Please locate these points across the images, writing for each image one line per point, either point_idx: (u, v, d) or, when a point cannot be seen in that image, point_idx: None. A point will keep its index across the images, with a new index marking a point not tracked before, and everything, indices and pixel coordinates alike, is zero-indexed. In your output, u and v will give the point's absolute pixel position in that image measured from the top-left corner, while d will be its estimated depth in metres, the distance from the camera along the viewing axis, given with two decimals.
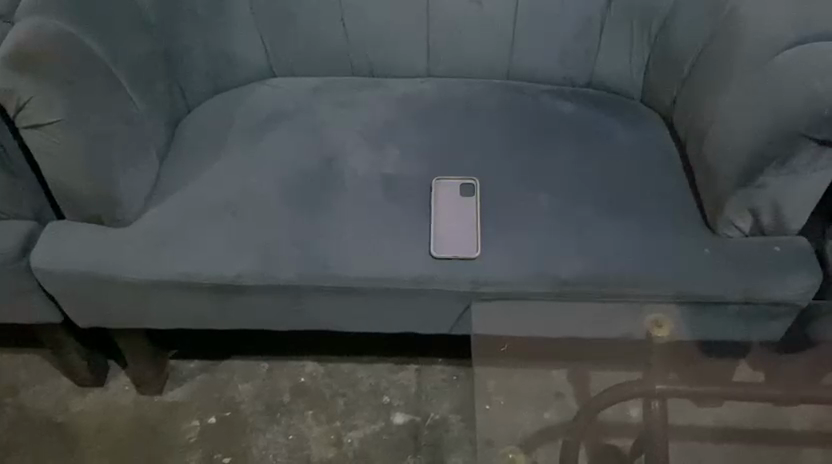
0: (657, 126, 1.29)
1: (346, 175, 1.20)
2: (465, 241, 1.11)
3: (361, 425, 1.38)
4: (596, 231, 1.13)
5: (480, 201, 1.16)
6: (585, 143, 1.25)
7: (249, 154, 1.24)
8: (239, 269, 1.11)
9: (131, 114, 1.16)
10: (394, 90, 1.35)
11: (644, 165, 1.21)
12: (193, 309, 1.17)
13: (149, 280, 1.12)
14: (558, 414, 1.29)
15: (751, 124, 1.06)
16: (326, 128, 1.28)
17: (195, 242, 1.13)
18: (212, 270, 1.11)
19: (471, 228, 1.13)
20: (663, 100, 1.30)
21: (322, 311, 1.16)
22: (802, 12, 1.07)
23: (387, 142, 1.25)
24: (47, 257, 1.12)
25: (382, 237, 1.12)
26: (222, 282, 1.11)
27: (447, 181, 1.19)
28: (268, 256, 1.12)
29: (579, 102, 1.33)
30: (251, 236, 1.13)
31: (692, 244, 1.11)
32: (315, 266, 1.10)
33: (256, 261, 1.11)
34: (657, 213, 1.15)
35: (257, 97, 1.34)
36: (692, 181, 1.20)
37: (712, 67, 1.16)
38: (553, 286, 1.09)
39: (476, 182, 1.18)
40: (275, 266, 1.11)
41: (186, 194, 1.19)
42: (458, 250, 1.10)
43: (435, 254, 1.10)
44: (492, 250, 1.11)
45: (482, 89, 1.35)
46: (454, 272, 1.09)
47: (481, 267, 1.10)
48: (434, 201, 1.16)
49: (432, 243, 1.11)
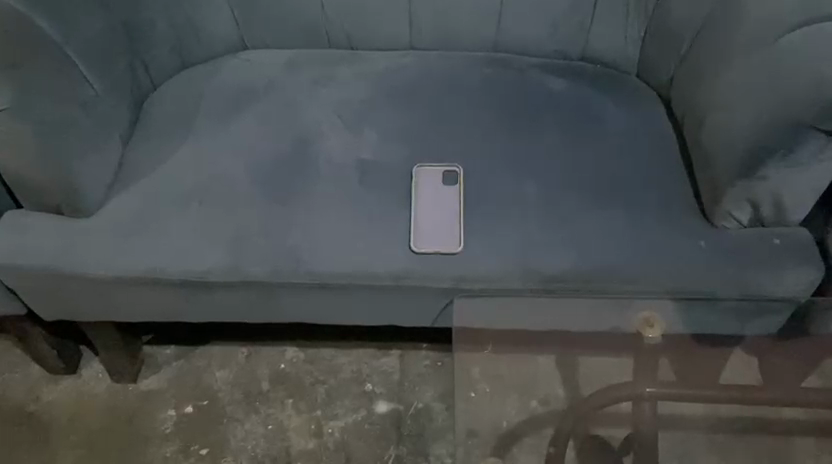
0: (653, 105, 1.21)
1: (321, 160, 1.13)
2: (447, 234, 1.05)
3: (341, 415, 1.34)
4: (585, 222, 1.07)
5: (462, 190, 1.09)
6: (576, 125, 1.18)
7: (219, 138, 1.17)
8: (207, 263, 1.05)
9: (87, 99, 1.08)
10: (373, 66, 1.26)
11: (636, 150, 1.15)
12: (160, 303, 1.11)
13: (110, 274, 1.05)
14: (546, 405, 1.24)
15: (754, 112, 0.99)
16: (300, 108, 1.20)
17: (160, 233, 1.06)
18: (178, 264, 1.05)
19: (453, 220, 1.06)
20: (660, 77, 1.22)
21: (296, 306, 1.10)
22: None
23: (365, 124, 1.17)
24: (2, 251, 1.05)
25: (359, 229, 1.06)
26: (188, 278, 1.05)
27: (428, 167, 1.12)
28: (237, 250, 1.05)
29: (570, 79, 1.25)
30: (219, 227, 1.07)
31: (685, 237, 1.06)
32: (287, 261, 1.04)
33: (224, 255, 1.05)
34: (649, 203, 1.09)
35: (228, 73, 1.26)
36: (688, 168, 1.13)
37: (714, 46, 1.09)
38: (539, 282, 1.03)
39: (460, 169, 1.11)
40: (245, 260, 1.05)
41: (151, 180, 1.12)
42: (439, 244, 1.04)
43: (415, 249, 1.04)
44: (475, 243, 1.05)
45: (466, 63, 1.27)
46: (435, 268, 1.03)
47: (464, 263, 1.04)
48: (414, 189, 1.09)
49: (411, 237, 1.05)
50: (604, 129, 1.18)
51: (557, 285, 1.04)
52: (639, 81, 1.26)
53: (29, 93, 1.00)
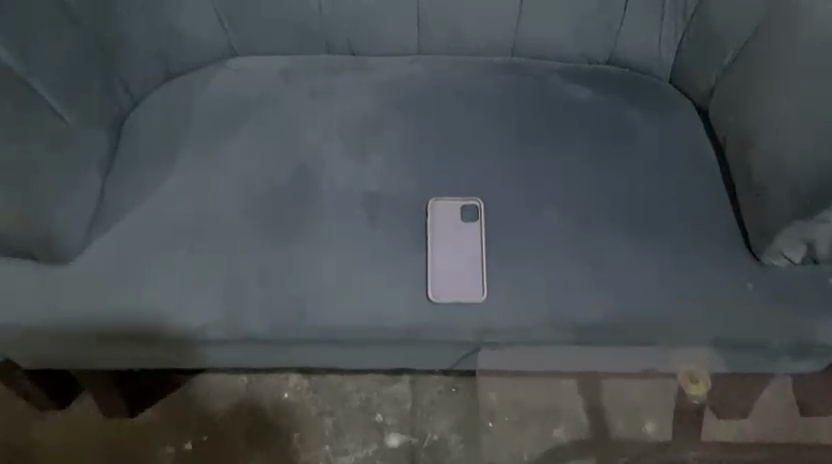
0: (690, 118, 1.09)
1: (324, 191, 1.01)
2: (469, 282, 0.95)
3: (351, 450, 1.26)
4: (620, 263, 0.96)
5: (485, 228, 0.98)
6: (606, 143, 1.06)
7: (207, 166, 1.04)
8: (201, 317, 0.94)
9: (60, 134, 0.97)
10: (377, 75, 1.13)
11: (674, 174, 1.03)
12: (153, 353, 1.01)
13: (94, 330, 0.95)
14: (567, 433, 1.27)
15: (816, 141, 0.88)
16: (299, 129, 1.07)
17: (146, 283, 0.95)
18: (169, 319, 0.94)
19: (476, 264, 0.96)
20: (698, 86, 1.09)
21: (301, 353, 1.01)
22: None
23: (373, 147, 1.05)
24: None
25: (369, 276, 0.94)
26: (182, 332, 0.95)
27: (445, 200, 1.00)
28: (234, 301, 0.95)
29: (597, 87, 1.12)
30: (213, 275, 0.96)
31: (731, 278, 0.95)
32: (288, 314, 0.94)
33: (220, 307, 0.94)
34: (690, 236, 0.98)
35: (215, 86, 1.12)
36: (732, 195, 1.02)
37: (768, 60, 0.97)
38: (570, 331, 0.94)
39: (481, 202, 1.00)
40: (244, 313, 0.94)
41: (134, 218, 1.00)
42: (461, 293, 0.94)
43: (433, 299, 0.94)
44: (499, 290, 0.94)
45: (481, 71, 1.14)
46: (455, 319, 0.93)
47: (487, 313, 0.93)
48: (431, 227, 0.98)
49: (428, 285, 0.94)
50: (639, 147, 1.05)
51: (589, 336, 0.94)
52: (672, 87, 1.14)
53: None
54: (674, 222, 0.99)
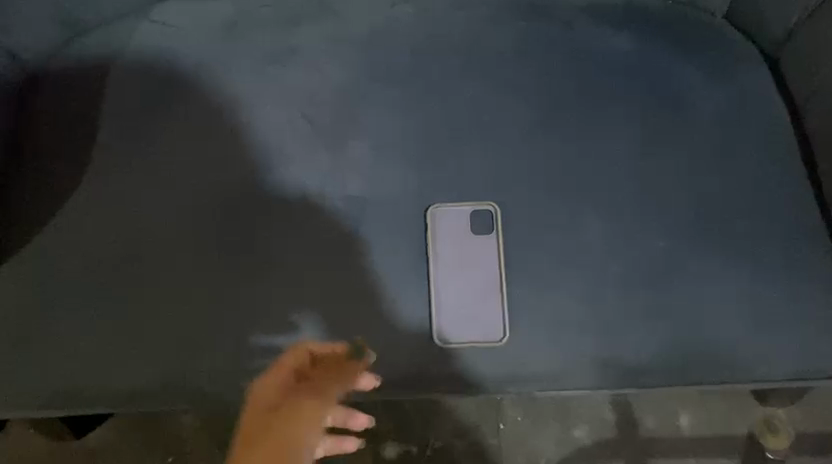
0: (754, 71, 0.85)
1: (294, 199, 0.80)
2: (484, 318, 0.76)
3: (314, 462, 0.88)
4: (676, 281, 0.76)
5: (501, 244, 0.78)
6: (650, 116, 0.83)
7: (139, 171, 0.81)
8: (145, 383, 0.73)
9: None
10: (351, 26, 0.86)
11: (739, 154, 0.81)
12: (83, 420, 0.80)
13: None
14: (591, 434, 0.93)
15: None
16: (253, 110, 0.83)
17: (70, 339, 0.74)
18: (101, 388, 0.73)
19: (492, 294, 0.76)
20: (771, 30, 0.84)
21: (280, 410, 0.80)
22: None
23: (350, 134, 0.82)
24: None
25: (356, 313, 0.76)
26: (115, 406, 0.72)
27: (450, 208, 0.80)
28: (185, 357, 0.74)
29: (638, 34, 0.86)
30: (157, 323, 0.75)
31: (818, 292, 0.75)
32: (258, 370, 0.74)
33: (168, 368, 0.74)
34: (760, 241, 0.77)
35: (139, 51, 0.85)
36: (813, 181, 0.80)
37: None
38: (621, 378, 0.73)
39: (497, 209, 0.79)
40: (201, 373, 0.74)
41: (46, 249, 0.77)
42: (474, 335, 0.75)
43: (438, 344, 0.75)
44: (524, 324, 0.75)
45: (487, 17, 0.87)
46: (472, 367, 0.74)
47: (510, 354, 0.74)
48: (432, 246, 0.78)
49: (431, 324, 0.75)
50: (690, 120, 0.83)
51: (644, 384, 0.73)
52: (732, 29, 0.87)
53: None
54: (740, 223, 0.78)
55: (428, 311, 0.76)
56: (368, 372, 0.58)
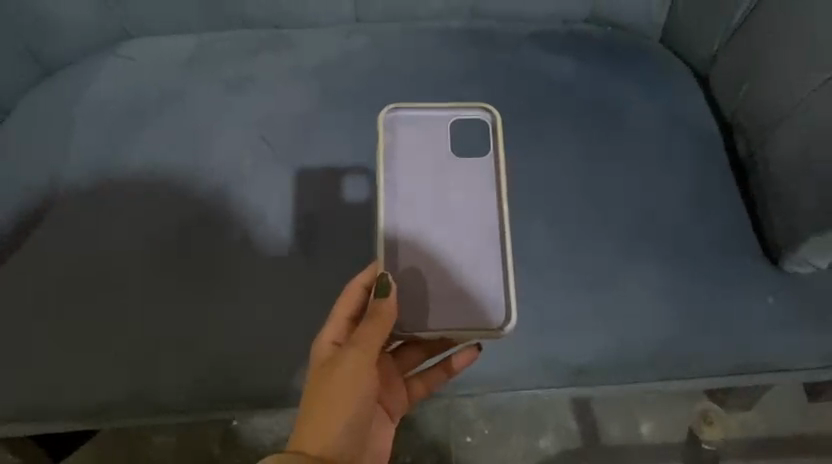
0: (688, 88, 0.91)
1: (247, 212, 0.82)
2: (482, 286, 0.70)
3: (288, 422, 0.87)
4: (622, 289, 0.79)
5: (499, 171, 0.73)
6: (585, 130, 0.87)
7: (105, 191, 0.83)
8: (110, 389, 0.75)
9: None
10: (305, 57, 0.91)
11: (682, 175, 0.84)
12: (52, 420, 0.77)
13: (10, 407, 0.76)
14: (556, 444, 1.11)
15: None
16: (208, 129, 0.86)
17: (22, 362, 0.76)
18: (90, 396, 0.75)
19: (487, 244, 0.71)
20: (700, 51, 0.90)
21: (261, 402, 0.76)
22: None
23: (305, 149, 0.85)
24: None
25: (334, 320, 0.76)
26: (97, 413, 0.76)
27: (414, 114, 0.75)
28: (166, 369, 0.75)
29: (576, 57, 0.92)
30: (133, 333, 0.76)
31: (750, 293, 0.79)
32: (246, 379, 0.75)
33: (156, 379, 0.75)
34: (701, 255, 0.81)
35: (106, 80, 0.90)
36: (742, 183, 0.85)
37: (773, 23, 0.80)
38: (562, 374, 0.78)
39: (498, 115, 0.77)
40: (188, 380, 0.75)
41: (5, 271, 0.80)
42: (472, 312, 0.69)
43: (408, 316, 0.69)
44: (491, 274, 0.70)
45: (433, 28, 0.94)
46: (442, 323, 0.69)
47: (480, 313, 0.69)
48: (392, 164, 0.73)
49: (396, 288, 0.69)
50: (614, 131, 0.87)
51: (585, 381, 0.78)
52: (664, 48, 0.95)
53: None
54: (687, 237, 0.81)
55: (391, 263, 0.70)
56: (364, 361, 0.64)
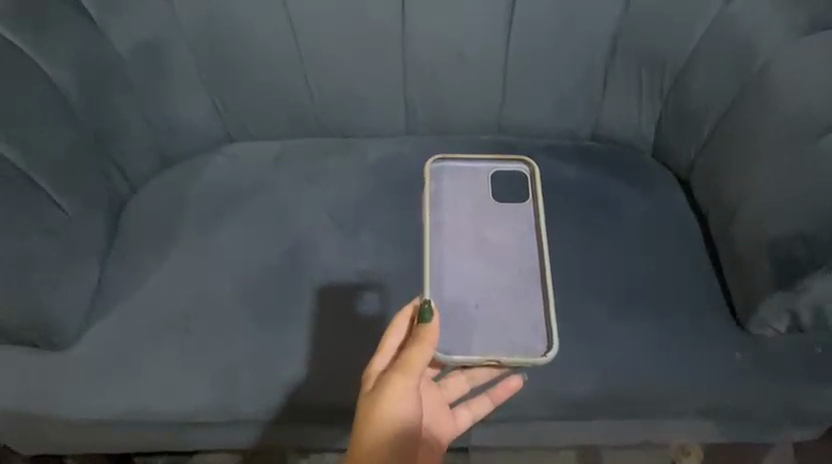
0: (672, 189, 1.12)
1: (315, 268, 1.04)
2: (526, 320, 0.86)
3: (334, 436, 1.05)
4: (613, 339, 0.97)
5: (535, 215, 0.94)
6: (587, 217, 1.08)
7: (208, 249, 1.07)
8: (202, 396, 0.96)
9: (49, 248, 0.95)
10: (367, 156, 1.16)
11: (664, 253, 1.04)
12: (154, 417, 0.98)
13: (123, 407, 0.97)
14: None
15: (816, 221, 0.87)
16: (290, 207, 1.11)
17: (133, 374, 0.97)
18: (187, 398, 0.96)
19: (526, 280, 0.89)
20: (680, 160, 1.13)
21: (318, 407, 0.96)
22: (819, 104, 0.93)
23: (363, 223, 1.08)
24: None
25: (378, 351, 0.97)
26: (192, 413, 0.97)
27: (457, 164, 0.97)
28: (245, 381, 0.97)
29: (582, 163, 1.15)
30: (219, 354, 0.98)
31: (721, 347, 0.96)
32: (309, 389, 0.96)
33: (239, 389, 0.96)
34: (680, 316, 0.99)
35: (214, 169, 1.16)
36: (715, 263, 1.04)
37: (731, 135, 1.02)
38: (562, 404, 0.95)
39: (534, 164, 0.98)
40: (264, 391, 0.96)
41: (129, 307, 1.02)
42: (517, 341, 0.84)
43: (455, 339, 0.84)
44: (534, 308, 0.87)
45: (468, 139, 1.18)
46: (491, 353, 0.83)
47: (527, 349, 0.84)
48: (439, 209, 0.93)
49: (445, 315, 0.85)
50: (611, 218, 1.08)
51: (580, 408, 0.96)
52: (655, 162, 1.17)
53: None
54: (667, 302, 1.00)
55: (440, 292, 0.87)
56: (403, 378, 0.76)
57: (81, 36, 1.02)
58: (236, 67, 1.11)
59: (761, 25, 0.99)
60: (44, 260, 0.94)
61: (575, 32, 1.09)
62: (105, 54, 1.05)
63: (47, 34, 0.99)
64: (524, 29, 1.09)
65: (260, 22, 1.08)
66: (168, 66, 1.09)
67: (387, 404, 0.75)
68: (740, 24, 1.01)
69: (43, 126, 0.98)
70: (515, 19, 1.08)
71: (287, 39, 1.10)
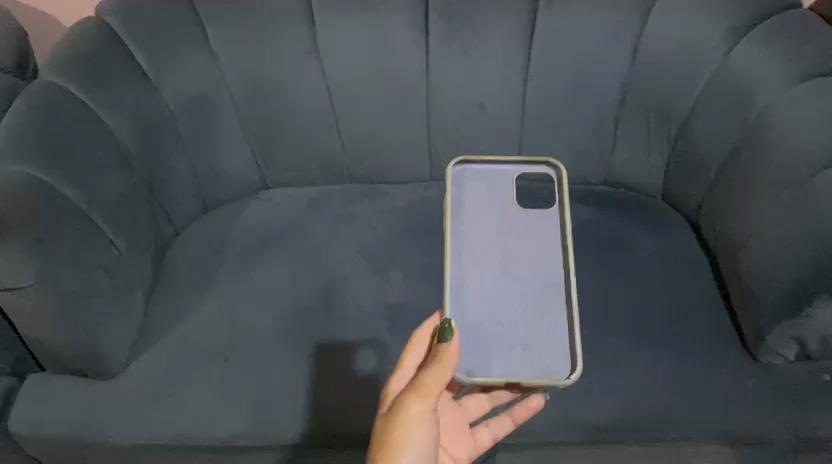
0: (681, 231, 1.19)
1: (347, 304, 1.11)
2: (551, 341, 0.87)
3: None
4: (629, 368, 1.03)
5: (562, 224, 0.95)
6: (603, 256, 1.15)
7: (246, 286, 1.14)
8: (239, 423, 1.02)
9: (103, 280, 1.02)
10: (394, 201, 1.24)
11: (675, 289, 1.11)
12: (192, 444, 1.03)
13: (163, 434, 1.02)
14: None
15: (813, 251, 0.93)
16: (323, 248, 1.18)
17: (176, 401, 1.04)
18: (225, 425, 1.02)
19: (550, 297, 0.90)
20: (688, 203, 1.20)
21: (350, 435, 1.01)
22: (814, 144, 0.99)
23: (392, 263, 1.15)
24: (40, 419, 1.03)
25: None
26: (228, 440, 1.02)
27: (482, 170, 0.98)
28: (280, 407, 1.03)
29: (596, 206, 1.23)
30: (255, 382, 1.05)
31: (733, 376, 1.01)
32: (341, 416, 1.01)
33: (274, 415, 1.02)
34: (693, 347, 1.04)
35: (251, 214, 1.25)
36: (725, 298, 1.10)
37: (733, 177, 1.09)
38: (584, 432, 0.99)
39: (563, 168, 1.01)
40: (298, 418, 1.02)
41: (172, 339, 1.09)
42: (540, 363, 0.85)
43: (475, 359, 0.86)
44: (559, 324, 0.88)
45: None
46: (513, 374, 0.84)
47: (552, 369, 0.85)
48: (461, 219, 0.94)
49: (466, 337, 0.86)
50: (625, 257, 1.15)
51: (601, 438, 1.00)
52: (666, 206, 1.24)
53: (27, 251, 0.94)
54: (680, 334, 1.06)
55: (461, 312, 0.88)
56: (421, 402, 0.75)
57: (139, 91, 1.12)
58: (275, 119, 1.21)
59: (756, 76, 1.08)
60: (99, 292, 1.02)
61: (586, 86, 1.18)
62: (159, 107, 1.15)
63: (109, 88, 1.10)
64: (539, 84, 1.19)
65: (299, 79, 1.18)
66: (213, 118, 1.19)
67: (404, 424, 0.75)
68: (736, 77, 1.09)
69: (105, 171, 1.06)
70: (531, 74, 1.18)
71: (322, 94, 1.20)
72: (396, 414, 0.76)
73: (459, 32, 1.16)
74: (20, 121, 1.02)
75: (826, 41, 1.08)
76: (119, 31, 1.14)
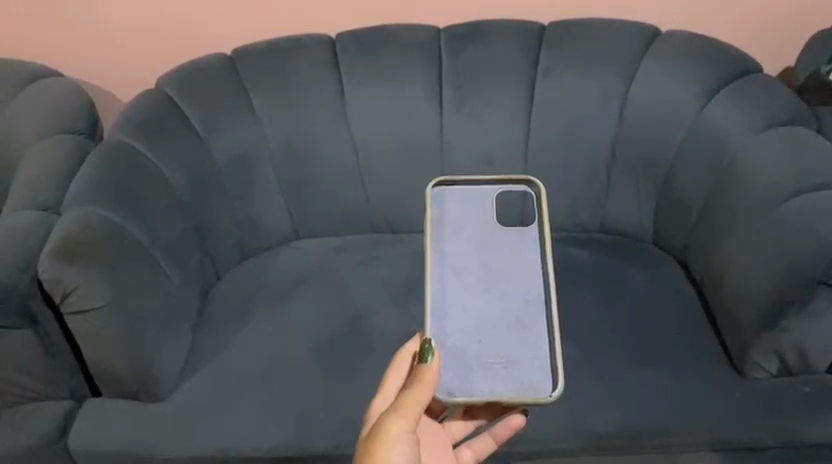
0: (671, 268, 1.33)
1: (374, 333, 1.24)
2: (532, 357, 0.88)
3: None
4: (629, 383, 1.14)
5: (541, 243, 0.96)
6: (601, 290, 1.28)
7: (282, 320, 1.27)
8: (278, 435, 1.13)
9: (158, 307, 1.16)
10: (413, 247, 1.39)
11: (667, 316, 1.23)
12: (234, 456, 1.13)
13: (209, 447, 1.13)
14: None
15: (781, 270, 1.07)
16: (350, 286, 1.32)
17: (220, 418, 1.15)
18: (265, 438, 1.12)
19: (533, 313, 0.91)
20: (676, 244, 1.34)
21: None
22: (776, 181, 1.15)
23: (413, 298, 1.29)
24: (96, 435, 1.14)
25: None
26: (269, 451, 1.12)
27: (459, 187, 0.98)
28: (315, 421, 1.13)
29: (594, 249, 1.37)
30: (293, 401, 1.16)
31: (723, 389, 1.13)
32: None
33: (310, 429, 1.13)
34: (685, 365, 1.16)
35: (283, 261, 1.39)
36: (712, 323, 1.22)
37: (713, 216, 1.23)
38: (590, 439, 1.10)
39: (541, 185, 1.00)
40: (331, 431, 1.12)
41: (216, 365, 1.21)
42: (521, 380, 0.87)
43: (457, 379, 0.87)
44: (544, 340, 0.89)
45: None
46: (495, 392, 0.86)
47: (536, 384, 0.86)
48: (440, 237, 0.95)
49: (447, 356, 0.88)
50: (620, 290, 1.28)
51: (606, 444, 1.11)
52: (657, 248, 1.38)
53: (101, 276, 1.10)
54: (675, 354, 1.17)
55: (441, 332, 0.89)
56: (400, 423, 0.76)
57: (192, 150, 1.30)
58: (307, 175, 1.38)
59: (726, 129, 1.25)
60: (154, 318, 1.15)
61: (581, 144, 1.35)
62: (208, 163, 1.32)
63: (166, 147, 1.28)
64: (539, 142, 1.36)
65: (330, 139, 1.36)
66: (253, 174, 1.36)
67: (385, 448, 0.75)
68: (709, 132, 1.27)
69: (163, 214, 1.23)
70: (532, 133, 1.36)
71: (350, 153, 1.37)
72: (376, 439, 0.75)
73: (468, 98, 1.34)
74: (90, 174, 1.20)
75: (785, 99, 1.25)
76: (178, 100, 1.33)
